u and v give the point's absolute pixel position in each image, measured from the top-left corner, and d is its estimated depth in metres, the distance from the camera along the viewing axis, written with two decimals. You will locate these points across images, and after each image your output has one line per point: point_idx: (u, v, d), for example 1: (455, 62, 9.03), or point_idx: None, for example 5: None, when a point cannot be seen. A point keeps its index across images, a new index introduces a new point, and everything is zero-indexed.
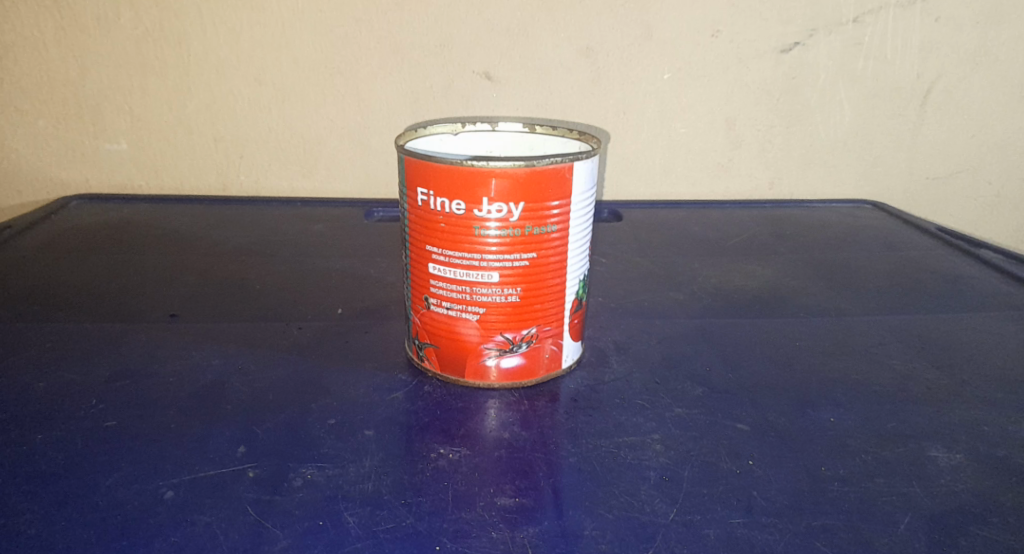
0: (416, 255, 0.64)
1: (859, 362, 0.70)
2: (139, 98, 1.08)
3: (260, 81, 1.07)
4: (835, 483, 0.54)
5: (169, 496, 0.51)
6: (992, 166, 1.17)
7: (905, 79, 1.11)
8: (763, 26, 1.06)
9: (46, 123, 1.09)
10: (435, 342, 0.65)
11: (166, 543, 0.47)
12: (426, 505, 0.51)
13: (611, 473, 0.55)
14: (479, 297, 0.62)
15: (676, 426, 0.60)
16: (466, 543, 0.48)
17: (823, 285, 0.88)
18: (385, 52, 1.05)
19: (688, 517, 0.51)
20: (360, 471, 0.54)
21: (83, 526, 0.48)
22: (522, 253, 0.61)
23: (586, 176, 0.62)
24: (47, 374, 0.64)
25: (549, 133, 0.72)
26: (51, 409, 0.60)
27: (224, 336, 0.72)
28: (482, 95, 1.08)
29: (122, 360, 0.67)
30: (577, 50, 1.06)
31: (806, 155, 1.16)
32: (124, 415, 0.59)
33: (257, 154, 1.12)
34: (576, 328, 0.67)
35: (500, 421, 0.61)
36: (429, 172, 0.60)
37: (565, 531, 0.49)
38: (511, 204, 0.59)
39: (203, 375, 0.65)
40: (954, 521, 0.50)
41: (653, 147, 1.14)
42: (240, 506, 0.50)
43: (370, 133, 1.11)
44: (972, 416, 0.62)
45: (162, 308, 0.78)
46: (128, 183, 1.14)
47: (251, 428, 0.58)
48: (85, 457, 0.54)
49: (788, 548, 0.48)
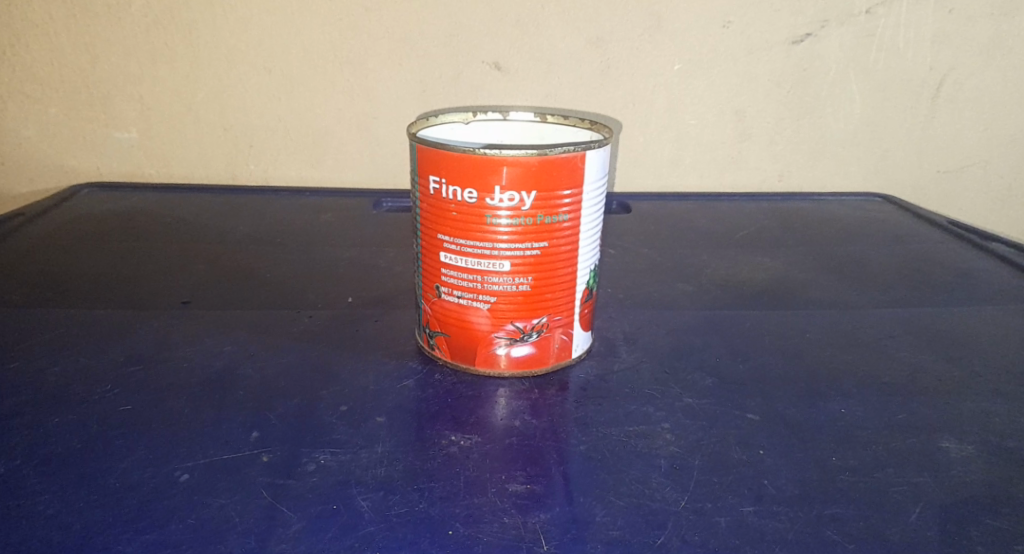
0: (428, 244, 0.64)
1: (869, 354, 0.70)
2: (149, 87, 1.08)
3: (270, 71, 1.07)
4: (845, 473, 0.54)
5: (184, 479, 0.52)
6: (1002, 159, 1.16)
7: (916, 72, 1.10)
8: (775, 17, 1.05)
9: (57, 111, 1.09)
10: (446, 331, 0.65)
11: (182, 526, 0.48)
12: (438, 490, 0.51)
13: (621, 461, 0.55)
14: (490, 285, 0.62)
15: (686, 415, 0.61)
16: (478, 528, 0.48)
17: (832, 277, 0.88)
18: (394, 42, 1.05)
19: (698, 505, 0.51)
20: (372, 456, 0.55)
21: (99, 508, 0.49)
22: (533, 242, 0.61)
23: (597, 165, 0.62)
24: (60, 359, 0.65)
25: (560, 122, 0.72)
26: (66, 393, 0.60)
27: (235, 323, 0.73)
28: (492, 85, 1.08)
29: (134, 346, 0.68)
30: (586, 41, 1.05)
31: (816, 148, 1.15)
32: (138, 400, 0.60)
33: (266, 143, 1.12)
34: (586, 318, 0.67)
35: (510, 409, 0.61)
36: (441, 160, 0.60)
37: (576, 517, 0.50)
38: (523, 192, 0.59)
39: (215, 362, 0.66)
40: (965, 511, 0.51)
41: (661, 139, 1.13)
42: (254, 489, 0.51)
43: (379, 123, 1.11)
44: (982, 408, 0.62)
45: (173, 295, 0.78)
46: (137, 171, 1.15)
47: (264, 413, 0.59)
48: (100, 441, 0.55)
49: (798, 536, 0.49)
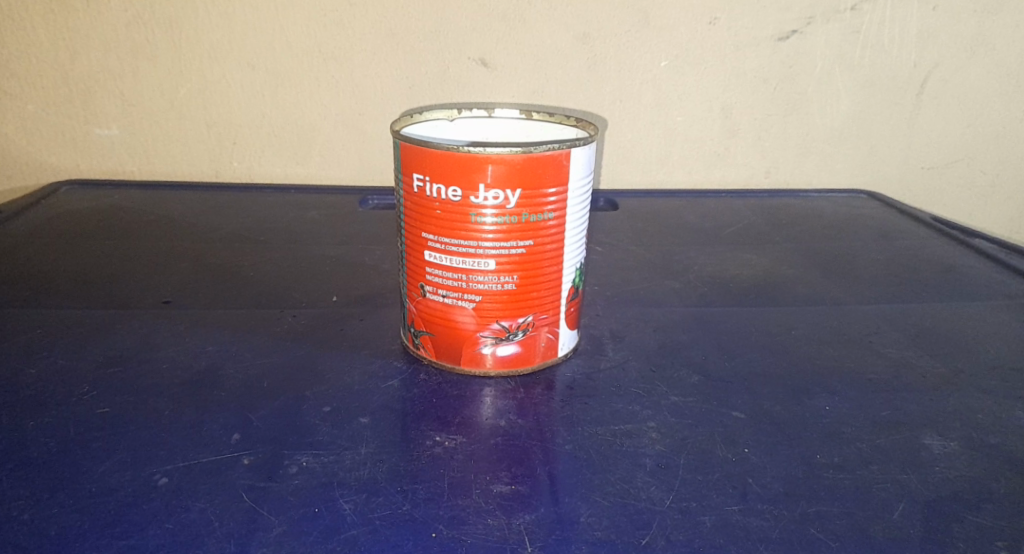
0: (412, 243, 0.63)
1: (855, 350, 0.71)
2: (130, 83, 1.07)
3: (254, 66, 1.06)
4: (830, 471, 0.54)
5: (163, 482, 0.51)
6: (987, 156, 1.17)
7: (901, 69, 1.11)
8: (761, 13, 1.05)
9: (36, 107, 1.08)
10: (431, 330, 0.65)
11: (161, 530, 0.47)
12: (422, 492, 0.51)
13: (607, 461, 0.55)
14: (475, 284, 0.62)
15: (672, 413, 0.60)
16: (462, 530, 0.48)
17: (819, 274, 0.88)
18: (380, 37, 1.04)
19: (684, 504, 0.51)
20: (355, 458, 0.54)
21: (77, 512, 0.48)
22: (519, 241, 0.60)
23: (583, 163, 0.61)
24: (38, 360, 0.64)
25: (546, 119, 0.72)
26: (43, 395, 0.59)
27: (218, 323, 0.72)
28: (478, 81, 1.07)
29: (114, 347, 0.67)
30: (573, 37, 1.05)
31: (803, 144, 1.16)
32: (117, 402, 0.59)
33: (251, 140, 1.11)
34: (573, 316, 0.67)
35: (496, 409, 0.60)
36: (425, 158, 0.59)
37: (561, 517, 0.50)
38: (508, 190, 0.59)
39: (197, 362, 0.65)
40: (948, 508, 0.51)
41: (649, 136, 1.13)
42: (235, 493, 0.50)
43: (365, 120, 1.10)
44: (966, 404, 0.62)
45: (156, 294, 0.77)
46: (119, 168, 1.13)
47: (246, 415, 0.58)
48: (79, 444, 0.54)
49: (783, 534, 0.48)
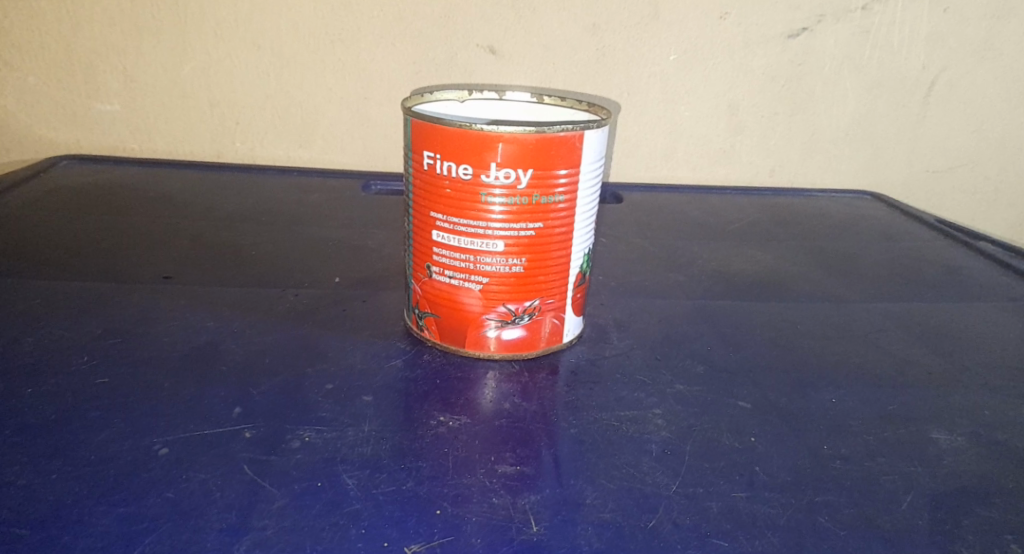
0: (420, 222, 0.63)
1: (860, 346, 0.70)
2: (133, 58, 1.06)
3: (259, 46, 1.05)
4: (837, 461, 0.54)
5: (163, 452, 0.50)
6: (991, 161, 1.17)
7: (909, 71, 1.11)
8: (772, 9, 1.05)
9: (37, 80, 1.06)
10: (436, 311, 0.64)
11: (160, 500, 0.46)
12: (426, 470, 0.50)
13: (612, 445, 0.54)
14: (483, 266, 0.61)
15: (677, 402, 0.60)
16: (466, 508, 0.47)
17: (823, 271, 0.88)
18: (388, 21, 1.03)
19: (690, 489, 0.50)
20: (358, 434, 0.53)
21: (74, 479, 0.47)
22: (528, 223, 0.60)
23: (595, 146, 0.61)
24: (37, 330, 0.63)
25: (557, 103, 0.72)
26: (40, 364, 0.58)
27: (219, 299, 0.71)
28: (485, 69, 1.07)
29: (114, 319, 0.66)
30: (583, 27, 1.04)
31: (808, 145, 1.16)
32: (116, 373, 0.58)
33: (254, 121, 1.10)
34: (578, 303, 0.67)
35: (500, 392, 0.60)
36: (436, 134, 0.58)
37: (566, 498, 0.49)
38: (519, 170, 0.58)
39: (197, 337, 0.64)
40: (956, 501, 0.50)
41: (654, 131, 1.13)
42: (236, 465, 0.49)
43: (370, 104, 1.09)
44: (972, 401, 0.62)
45: (156, 270, 0.76)
46: (119, 145, 1.12)
47: (247, 390, 0.57)
48: (75, 413, 0.53)
49: (790, 522, 0.48)
